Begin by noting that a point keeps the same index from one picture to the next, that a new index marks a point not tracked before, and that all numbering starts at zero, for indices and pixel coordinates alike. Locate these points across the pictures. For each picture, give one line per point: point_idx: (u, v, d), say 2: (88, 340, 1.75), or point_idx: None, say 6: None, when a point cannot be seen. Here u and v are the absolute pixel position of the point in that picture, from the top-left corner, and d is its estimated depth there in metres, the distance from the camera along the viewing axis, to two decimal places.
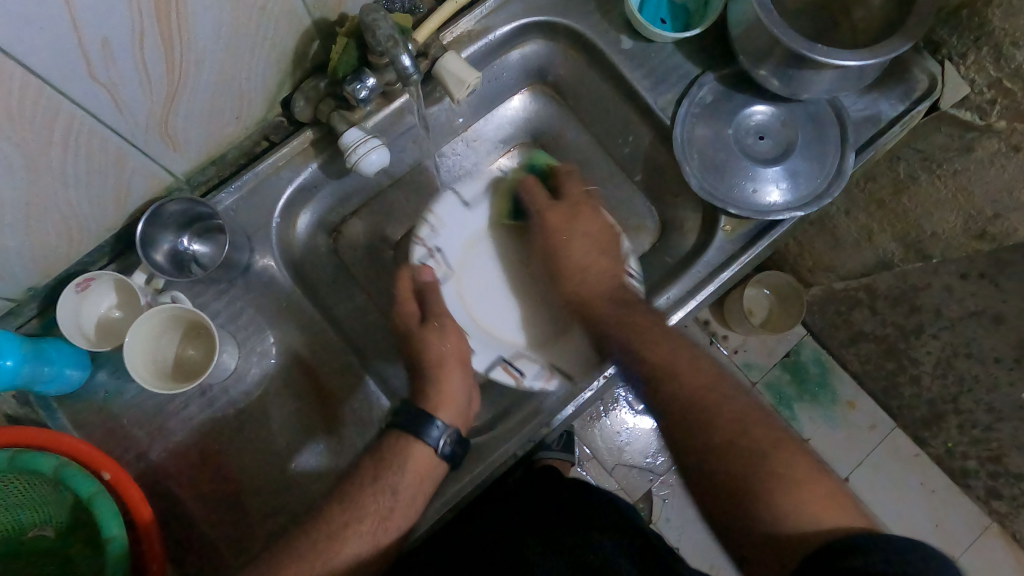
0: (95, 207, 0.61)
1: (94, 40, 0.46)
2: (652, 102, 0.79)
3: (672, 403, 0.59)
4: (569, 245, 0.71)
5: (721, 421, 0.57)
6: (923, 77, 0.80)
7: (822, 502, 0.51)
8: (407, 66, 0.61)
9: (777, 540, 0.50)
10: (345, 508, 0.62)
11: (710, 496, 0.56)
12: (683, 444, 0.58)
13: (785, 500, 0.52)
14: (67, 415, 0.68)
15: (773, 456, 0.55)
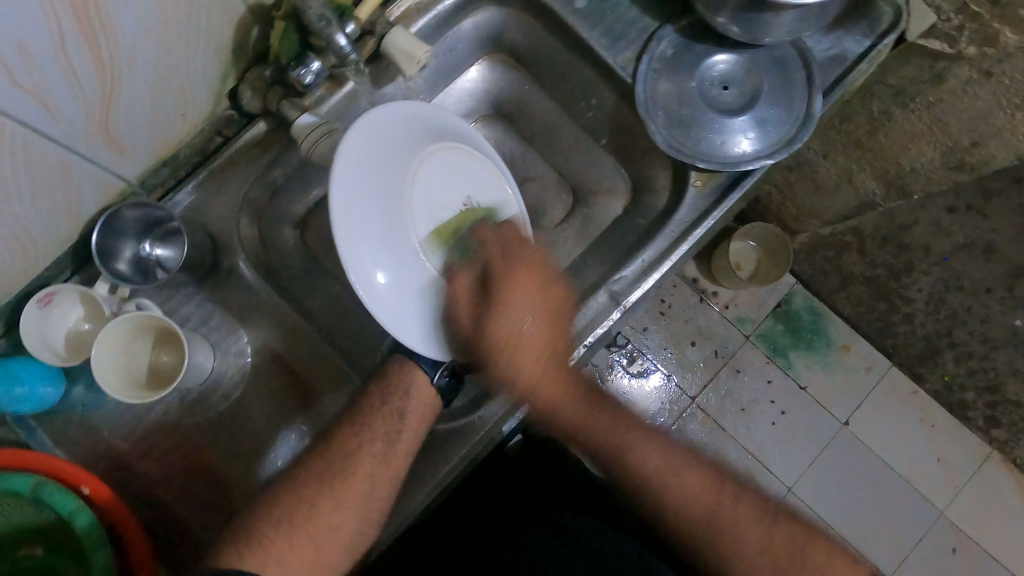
0: (44, 219, 0.60)
1: (11, 45, 0.44)
2: (611, 61, 0.77)
3: (673, 525, 0.66)
4: (507, 312, 0.65)
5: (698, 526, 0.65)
6: (887, 9, 0.76)
7: (743, 514, 0.65)
8: (342, 46, 0.59)
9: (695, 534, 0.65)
10: (355, 432, 0.65)
11: (673, 533, 0.67)
12: (673, 530, 0.66)
13: (728, 538, 0.64)
14: (47, 431, 0.68)
15: (713, 531, 0.65)
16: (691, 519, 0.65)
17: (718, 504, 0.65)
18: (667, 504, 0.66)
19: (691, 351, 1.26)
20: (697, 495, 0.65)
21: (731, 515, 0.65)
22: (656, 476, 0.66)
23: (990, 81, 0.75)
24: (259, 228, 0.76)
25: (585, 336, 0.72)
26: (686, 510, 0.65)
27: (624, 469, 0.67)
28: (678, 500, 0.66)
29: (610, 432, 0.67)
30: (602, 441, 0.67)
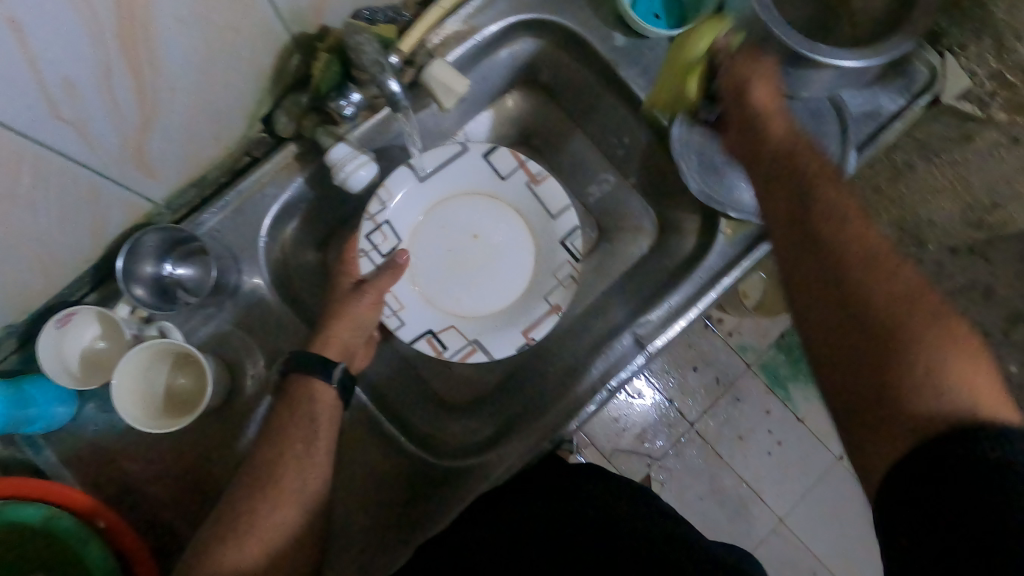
0: (70, 240, 0.59)
1: (58, 82, 0.43)
2: (648, 101, 0.76)
3: (849, 278, 0.49)
4: (831, 244, 0.51)
5: (911, 340, 0.46)
6: (924, 69, 0.77)
7: (967, 365, 0.44)
8: (393, 92, 0.59)
9: (861, 362, 0.47)
10: (282, 434, 0.65)
11: (819, 304, 0.51)
12: (819, 354, 0.50)
13: (935, 349, 0.45)
14: (54, 450, 0.66)
15: (926, 330, 0.46)
16: (938, 390, 0.43)
17: (992, 398, 0.43)
18: (909, 363, 0.45)
19: (691, 376, 1.19)
20: (960, 360, 0.44)
21: (977, 396, 0.43)
22: (854, 235, 0.50)
23: (1018, 147, 0.75)
24: (280, 250, 0.74)
25: (606, 380, 0.72)
26: (950, 386, 0.43)
27: (843, 260, 0.50)
28: (952, 387, 0.43)
29: (891, 299, 0.47)
30: (831, 232, 0.51)
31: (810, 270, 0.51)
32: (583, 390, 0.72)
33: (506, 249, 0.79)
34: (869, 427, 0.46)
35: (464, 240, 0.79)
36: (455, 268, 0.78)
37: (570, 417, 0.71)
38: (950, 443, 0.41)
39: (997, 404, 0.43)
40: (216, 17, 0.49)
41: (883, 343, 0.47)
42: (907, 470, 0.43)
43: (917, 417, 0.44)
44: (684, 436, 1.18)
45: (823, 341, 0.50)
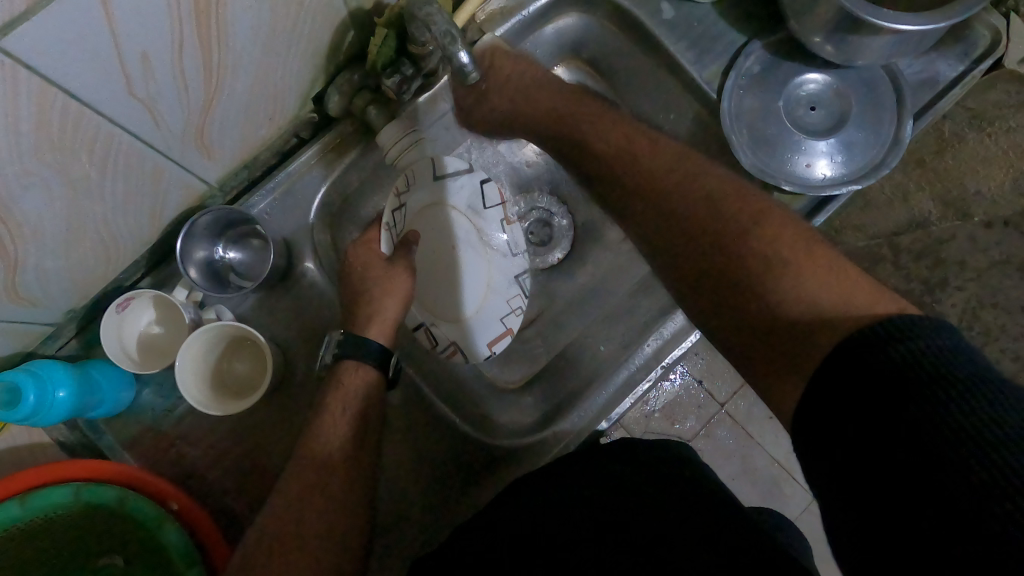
0: (131, 223, 0.59)
1: (134, 57, 0.43)
2: (697, 75, 0.75)
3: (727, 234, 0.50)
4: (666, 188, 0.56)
5: (773, 266, 0.46)
6: (985, 33, 0.75)
7: (841, 284, 0.43)
8: (465, 64, 0.57)
9: (782, 307, 0.45)
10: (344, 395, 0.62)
11: (695, 270, 0.51)
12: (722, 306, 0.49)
13: (805, 285, 0.44)
14: (116, 434, 0.67)
15: (786, 247, 0.47)
16: (808, 300, 0.43)
17: (859, 294, 0.42)
18: (771, 289, 0.46)
19: None
20: (812, 279, 0.44)
21: (840, 291, 0.43)
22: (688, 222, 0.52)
23: None
24: (330, 232, 0.73)
25: (660, 358, 0.72)
26: (817, 296, 0.43)
27: (709, 231, 0.51)
28: (816, 291, 0.43)
29: (748, 222, 0.50)
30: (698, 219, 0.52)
31: (685, 234, 0.53)
32: (638, 369, 0.71)
33: (492, 265, 0.67)
34: (785, 362, 0.43)
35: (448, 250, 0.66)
36: (432, 273, 0.67)
37: (623, 395, 0.71)
38: (862, 348, 0.38)
39: (869, 299, 0.41)
40: None
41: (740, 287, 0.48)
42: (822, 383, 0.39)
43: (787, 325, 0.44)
44: (714, 416, 0.98)
45: (717, 296, 0.49)
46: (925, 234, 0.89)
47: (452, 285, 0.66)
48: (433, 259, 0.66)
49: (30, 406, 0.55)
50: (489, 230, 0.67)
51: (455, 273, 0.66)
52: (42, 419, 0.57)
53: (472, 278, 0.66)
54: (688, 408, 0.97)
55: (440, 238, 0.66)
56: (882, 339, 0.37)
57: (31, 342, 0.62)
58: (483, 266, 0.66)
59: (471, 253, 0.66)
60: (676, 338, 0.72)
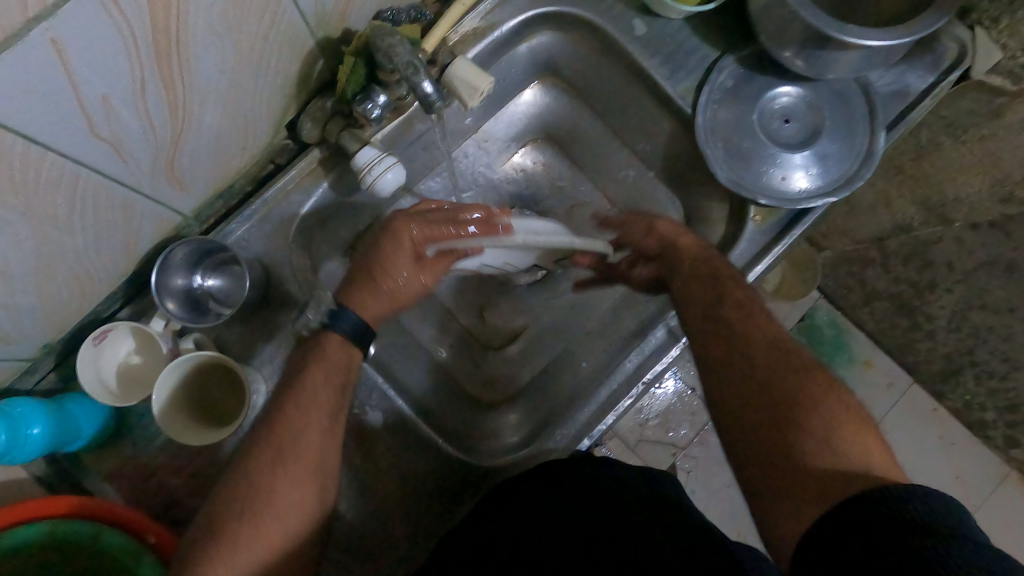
0: (104, 258, 0.59)
1: (95, 99, 0.43)
2: (671, 90, 0.75)
3: (769, 373, 0.54)
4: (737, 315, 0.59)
5: (806, 408, 0.51)
6: (953, 46, 0.75)
7: (873, 454, 0.47)
8: (428, 93, 0.57)
9: (812, 459, 0.48)
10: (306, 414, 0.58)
11: (730, 394, 0.55)
12: (754, 435, 0.52)
13: (835, 445, 0.48)
14: (97, 466, 0.67)
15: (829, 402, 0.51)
16: (842, 458, 0.47)
17: (883, 463, 0.47)
18: (807, 437, 0.49)
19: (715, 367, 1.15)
20: (846, 436, 0.48)
21: (871, 455, 0.47)
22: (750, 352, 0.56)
23: None
24: (309, 256, 0.73)
25: (641, 374, 0.70)
26: (849, 455, 0.47)
27: (763, 360, 0.55)
28: (849, 452, 0.47)
29: (793, 367, 0.54)
30: (759, 361, 0.55)
31: (733, 360, 0.57)
32: (621, 384, 0.70)
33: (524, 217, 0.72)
34: (797, 500, 0.46)
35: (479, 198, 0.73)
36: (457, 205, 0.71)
37: (604, 412, 0.70)
38: (864, 498, 0.41)
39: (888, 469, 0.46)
40: (245, 26, 0.49)
41: (780, 418, 0.51)
42: (826, 523, 0.43)
43: (813, 470, 0.47)
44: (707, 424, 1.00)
45: (754, 422, 0.53)
46: (910, 238, 0.98)
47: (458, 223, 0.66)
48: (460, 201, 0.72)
49: (3, 444, 0.57)
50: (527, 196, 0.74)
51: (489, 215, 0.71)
52: (19, 455, 0.58)
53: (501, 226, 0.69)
54: (682, 416, 0.99)
55: None
56: (880, 497, 0.41)
57: (7, 377, 0.62)
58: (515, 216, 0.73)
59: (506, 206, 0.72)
60: (661, 350, 0.71)
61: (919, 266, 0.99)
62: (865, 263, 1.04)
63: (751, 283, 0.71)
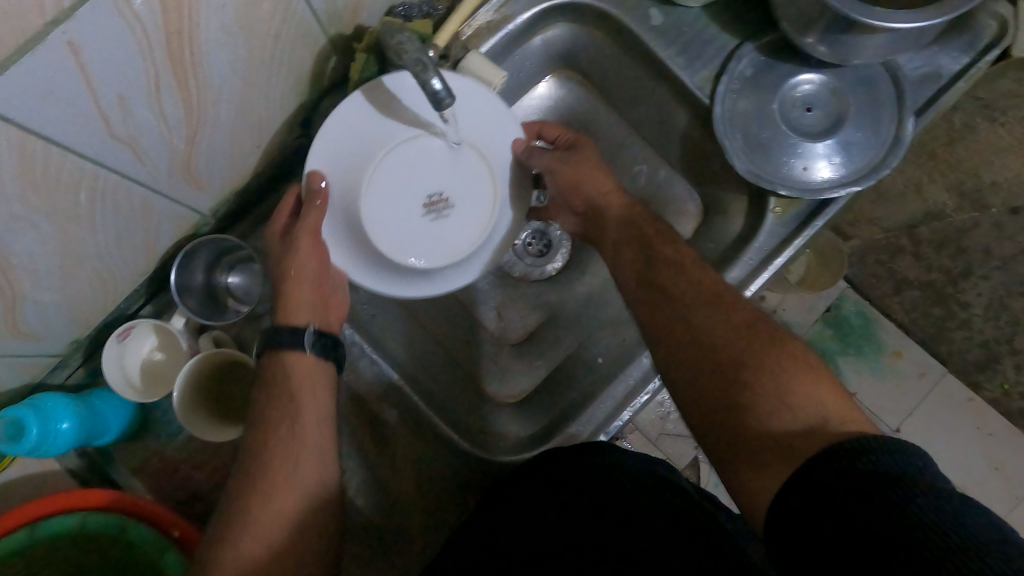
0: (126, 256, 0.60)
1: (111, 100, 0.44)
2: (688, 80, 0.74)
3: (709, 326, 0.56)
4: (666, 268, 0.61)
5: (736, 357, 0.53)
6: (991, 22, 0.72)
7: (818, 387, 0.49)
8: (438, 90, 0.53)
9: (765, 415, 0.49)
10: (287, 400, 0.57)
11: (667, 356, 0.57)
12: (698, 393, 0.54)
13: (789, 395, 0.49)
14: (124, 460, 0.69)
15: (764, 349, 0.53)
16: (797, 414, 0.48)
17: (829, 402, 0.48)
18: (755, 394, 0.50)
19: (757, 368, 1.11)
20: (793, 382, 0.50)
21: (819, 400, 0.49)
22: (683, 308, 0.58)
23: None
24: None
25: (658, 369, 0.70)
26: (802, 408, 0.48)
27: (697, 310, 0.57)
28: (795, 401, 0.49)
29: (728, 319, 0.56)
30: (708, 330, 0.56)
31: (668, 317, 0.58)
32: (638, 379, 0.70)
33: (477, 190, 0.64)
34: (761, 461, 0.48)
35: (421, 187, 0.62)
36: (403, 201, 0.62)
37: (622, 408, 0.69)
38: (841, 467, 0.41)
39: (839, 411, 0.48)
40: (257, 25, 0.49)
41: (724, 383, 0.52)
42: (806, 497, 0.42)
43: (768, 433, 0.48)
44: None
45: (698, 378, 0.54)
46: (942, 224, 1.00)
47: (429, 238, 0.62)
48: (402, 193, 0.62)
49: (32, 439, 0.58)
50: (477, 158, 0.64)
51: (439, 205, 0.63)
52: (47, 450, 0.60)
53: (460, 218, 0.64)
54: None
55: (423, 175, 0.63)
56: (851, 454, 0.42)
57: (37, 373, 0.64)
58: (467, 191, 0.64)
59: (450, 183, 0.63)
60: None
61: (953, 253, 1.01)
62: (896, 253, 1.02)
63: (749, 296, 0.70)
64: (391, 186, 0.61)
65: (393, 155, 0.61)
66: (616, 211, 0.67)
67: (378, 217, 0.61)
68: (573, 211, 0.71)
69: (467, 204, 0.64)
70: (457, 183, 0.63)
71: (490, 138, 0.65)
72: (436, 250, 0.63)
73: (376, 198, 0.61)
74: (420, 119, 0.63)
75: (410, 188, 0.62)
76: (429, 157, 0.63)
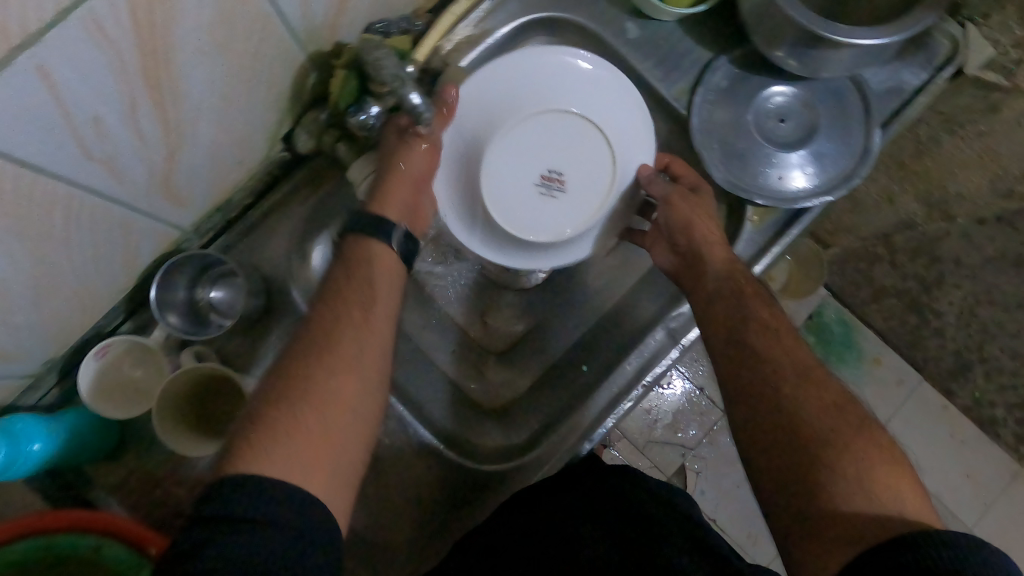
0: (104, 274, 0.60)
1: (86, 120, 0.44)
2: (666, 92, 0.76)
3: (766, 387, 0.55)
4: (743, 330, 0.59)
5: (815, 432, 0.51)
6: (944, 42, 0.73)
7: (893, 475, 0.48)
8: (416, 104, 0.58)
9: (839, 497, 0.48)
10: (360, 313, 0.55)
11: (743, 414, 0.56)
12: (770, 466, 0.52)
13: (866, 482, 0.48)
14: (105, 478, 0.68)
15: (842, 429, 0.51)
16: (877, 501, 0.46)
17: (904, 492, 0.47)
18: (833, 480, 0.49)
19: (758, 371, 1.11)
20: (872, 468, 0.48)
21: (895, 489, 0.47)
22: (754, 375, 0.56)
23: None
24: None
25: (641, 376, 0.71)
26: (876, 494, 0.47)
27: (768, 376, 0.56)
28: (873, 488, 0.47)
29: (798, 386, 0.54)
30: (778, 391, 0.54)
31: (742, 371, 0.57)
32: (621, 387, 0.71)
33: (597, 170, 0.66)
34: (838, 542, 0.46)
35: (545, 162, 0.65)
36: (518, 168, 0.64)
37: (605, 415, 0.70)
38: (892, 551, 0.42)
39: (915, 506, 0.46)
40: (233, 43, 0.50)
41: (808, 463, 0.50)
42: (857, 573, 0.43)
43: (847, 519, 0.46)
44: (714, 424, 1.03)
45: (773, 436, 0.53)
46: (915, 234, 1.01)
47: (553, 210, 0.65)
48: (524, 166, 0.65)
49: (4, 461, 0.58)
50: (596, 136, 0.65)
51: (564, 183, 0.66)
52: (17, 471, 0.59)
53: (580, 197, 0.66)
54: (690, 416, 1.03)
55: (541, 149, 0.65)
56: (913, 543, 0.41)
57: (9, 395, 0.63)
58: (586, 167, 0.66)
59: (578, 160, 0.65)
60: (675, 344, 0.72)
61: (925, 261, 1.03)
62: (873, 261, 1.06)
63: (759, 272, 0.72)
64: (512, 147, 0.64)
65: (518, 122, 0.63)
66: (716, 261, 0.65)
67: (494, 182, 0.64)
68: (673, 247, 0.69)
69: (581, 186, 0.66)
70: (575, 159, 0.65)
71: (610, 113, 0.66)
72: (549, 226, 0.65)
73: (515, 166, 0.64)
74: (534, 100, 0.64)
75: (539, 156, 0.65)
76: (558, 134, 0.65)
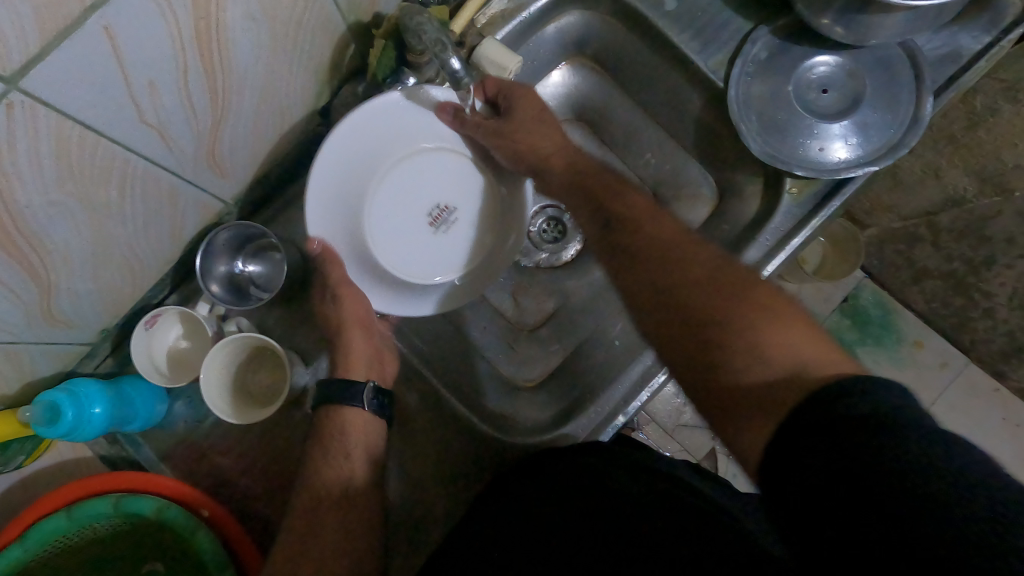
0: (152, 244, 0.61)
1: (143, 85, 0.45)
2: (702, 64, 0.74)
3: (672, 280, 0.57)
4: (656, 230, 0.61)
5: (719, 308, 0.53)
6: (1015, 1, 0.71)
7: (804, 345, 0.49)
8: (455, 68, 0.59)
9: (746, 375, 0.49)
10: (339, 481, 0.64)
11: (652, 312, 0.57)
12: (683, 350, 0.54)
13: (772, 354, 0.49)
14: (152, 446, 0.70)
15: (745, 305, 0.53)
16: (780, 367, 0.48)
17: (817, 356, 0.48)
18: (737, 357, 0.50)
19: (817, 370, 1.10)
20: (779, 337, 0.50)
21: (811, 356, 0.48)
22: (670, 272, 0.57)
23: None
24: None
25: None
26: (792, 363, 0.47)
27: (680, 265, 0.57)
28: (782, 358, 0.48)
29: (708, 276, 0.56)
30: (687, 279, 0.56)
31: (644, 271, 0.59)
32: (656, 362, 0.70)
33: (458, 187, 0.72)
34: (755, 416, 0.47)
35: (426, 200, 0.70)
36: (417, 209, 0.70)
37: (640, 388, 0.69)
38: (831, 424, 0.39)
39: (828, 363, 0.47)
40: (280, 11, 0.50)
41: (727, 384, 0.50)
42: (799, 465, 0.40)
43: (755, 391, 0.48)
44: None
45: (687, 325, 0.54)
46: (963, 211, 0.93)
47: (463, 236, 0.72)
48: (398, 206, 0.70)
49: (67, 422, 0.60)
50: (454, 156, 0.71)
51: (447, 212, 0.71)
52: (82, 434, 0.62)
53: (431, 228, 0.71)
54: None
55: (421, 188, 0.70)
56: (842, 398, 0.40)
57: (69, 361, 0.66)
58: (417, 196, 0.70)
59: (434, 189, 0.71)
60: None
61: (974, 242, 0.94)
62: (913, 241, 1.01)
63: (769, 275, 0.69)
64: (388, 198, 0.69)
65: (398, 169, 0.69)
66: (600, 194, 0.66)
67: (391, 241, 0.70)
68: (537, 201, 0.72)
69: (464, 203, 0.72)
70: (447, 186, 0.71)
71: (435, 137, 0.70)
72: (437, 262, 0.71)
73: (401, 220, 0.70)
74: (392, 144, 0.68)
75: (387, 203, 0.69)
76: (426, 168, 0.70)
